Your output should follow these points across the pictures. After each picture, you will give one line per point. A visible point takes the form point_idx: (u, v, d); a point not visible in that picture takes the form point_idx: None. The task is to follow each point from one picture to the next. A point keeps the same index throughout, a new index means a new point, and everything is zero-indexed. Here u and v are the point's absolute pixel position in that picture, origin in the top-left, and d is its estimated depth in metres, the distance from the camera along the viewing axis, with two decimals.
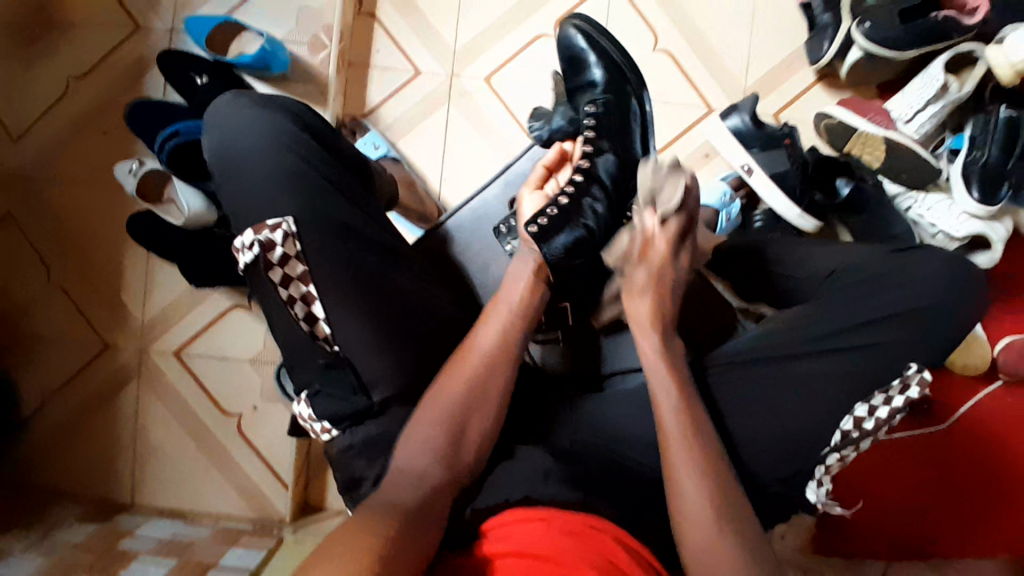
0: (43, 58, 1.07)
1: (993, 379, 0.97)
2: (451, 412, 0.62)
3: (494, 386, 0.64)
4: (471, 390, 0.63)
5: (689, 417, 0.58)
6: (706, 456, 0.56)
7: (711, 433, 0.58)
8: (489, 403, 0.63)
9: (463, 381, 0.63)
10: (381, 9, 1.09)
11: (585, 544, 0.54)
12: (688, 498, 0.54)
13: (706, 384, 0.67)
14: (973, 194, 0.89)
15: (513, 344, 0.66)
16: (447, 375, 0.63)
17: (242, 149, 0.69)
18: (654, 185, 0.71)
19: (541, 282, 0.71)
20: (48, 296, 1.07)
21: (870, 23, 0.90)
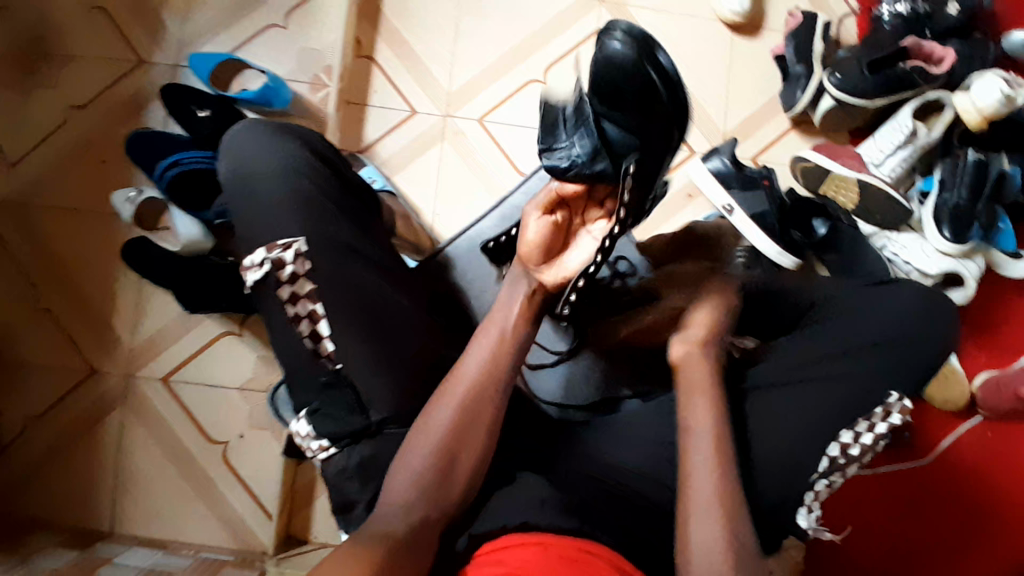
0: (43, 88, 1.10)
1: (973, 414, 1.00)
2: (441, 437, 0.61)
3: (484, 412, 0.63)
4: (462, 415, 0.62)
5: (719, 450, 0.61)
6: (726, 495, 0.59)
7: (736, 467, 0.61)
8: (478, 431, 0.62)
9: (452, 407, 0.62)
10: (379, 52, 1.13)
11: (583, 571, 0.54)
12: (700, 536, 0.57)
13: (744, 414, 0.67)
14: (944, 233, 0.95)
15: (502, 366, 0.65)
16: (439, 399, 0.63)
17: (259, 170, 0.77)
18: None
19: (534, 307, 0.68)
20: (35, 321, 1.07)
21: (840, 75, 0.98)
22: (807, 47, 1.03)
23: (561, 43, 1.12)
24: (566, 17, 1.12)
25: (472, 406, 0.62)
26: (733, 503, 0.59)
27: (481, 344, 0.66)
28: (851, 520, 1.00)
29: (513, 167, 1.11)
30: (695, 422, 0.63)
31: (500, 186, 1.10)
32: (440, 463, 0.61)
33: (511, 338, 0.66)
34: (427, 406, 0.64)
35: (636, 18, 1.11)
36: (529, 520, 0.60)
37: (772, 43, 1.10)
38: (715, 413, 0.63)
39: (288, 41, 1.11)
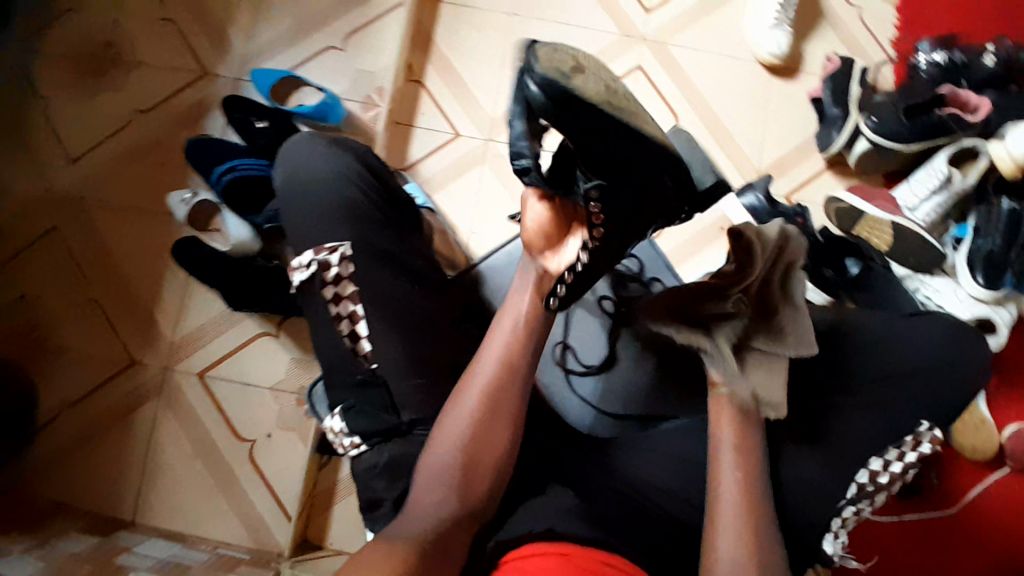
0: (112, 91, 1.17)
1: (1001, 466, 0.98)
2: (461, 429, 0.63)
3: (501, 408, 0.64)
4: (481, 410, 0.63)
5: (744, 469, 0.63)
6: (746, 520, 0.59)
7: (765, 488, 0.63)
8: (494, 427, 0.64)
9: (472, 399, 0.64)
10: (428, 77, 1.18)
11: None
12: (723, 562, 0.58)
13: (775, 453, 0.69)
14: (978, 279, 0.96)
15: (518, 362, 0.66)
16: (456, 394, 0.65)
17: (310, 179, 0.79)
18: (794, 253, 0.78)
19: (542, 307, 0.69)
20: (81, 309, 1.12)
21: (876, 118, 1.01)
22: (844, 89, 1.06)
23: None
24: (609, 51, 1.16)
25: (491, 401, 0.64)
26: (758, 516, 0.60)
27: (496, 336, 0.68)
28: (879, 549, 0.97)
29: None
30: (723, 435, 0.66)
31: None
32: (466, 461, 0.62)
33: (523, 331, 0.68)
34: (447, 401, 0.66)
35: (676, 56, 1.15)
36: (554, 525, 0.61)
37: (809, 87, 1.13)
38: (739, 427, 0.66)
39: (344, 61, 1.17)
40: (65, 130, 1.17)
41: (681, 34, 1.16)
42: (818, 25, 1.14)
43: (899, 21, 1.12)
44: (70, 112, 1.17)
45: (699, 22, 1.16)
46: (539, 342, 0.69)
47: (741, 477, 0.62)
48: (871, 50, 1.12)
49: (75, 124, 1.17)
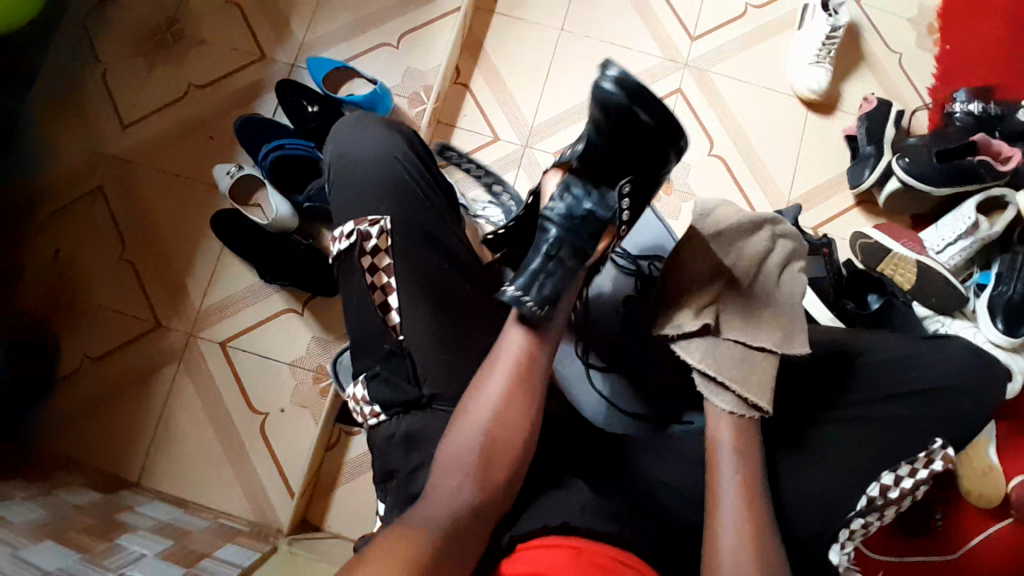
0: (172, 66, 1.21)
1: (1004, 516, 0.97)
2: (485, 419, 0.61)
3: (520, 407, 0.62)
4: (507, 401, 0.62)
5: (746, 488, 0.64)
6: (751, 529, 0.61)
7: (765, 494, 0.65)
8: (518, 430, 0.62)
9: (493, 401, 0.62)
10: (474, 81, 1.22)
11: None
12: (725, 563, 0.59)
13: None
14: (997, 324, 0.97)
15: (539, 358, 0.65)
16: (477, 389, 0.63)
17: (359, 160, 0.78)
18: (786, 254, 0.81)
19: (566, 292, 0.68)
20: (114, 268, 1.15)
21: (909, 159, 1.03)
22: (879, 129, 1.09)
23: None
24: (651, 74, 1.20)
25: (518, 386, 0.63)
26: (760, 519, 0.62)
27: (508, 347, 0.65)
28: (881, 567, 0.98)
29: None
30: (723, 438, 0.69)
31: None
32: (487, 445, 0.60)
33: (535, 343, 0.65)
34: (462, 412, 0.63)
35: (717, 85, 1.19)
36: (570, 520, 0.60)
37: (845, 124, 1.16)
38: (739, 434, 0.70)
39: (397, 58, 1.21)
40: (121, 97, 1.21)
41: (723, 64, 1.19)
42: (857, 67, 1.17)
43: (937, 71, 1.16)
44: (129, 81, 1.21)
45: (742, 54, 1.20)
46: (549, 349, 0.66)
47: (743, 482, 0.65)
48: (907, 95, 1.16)
49: (131, 92, 1.21)
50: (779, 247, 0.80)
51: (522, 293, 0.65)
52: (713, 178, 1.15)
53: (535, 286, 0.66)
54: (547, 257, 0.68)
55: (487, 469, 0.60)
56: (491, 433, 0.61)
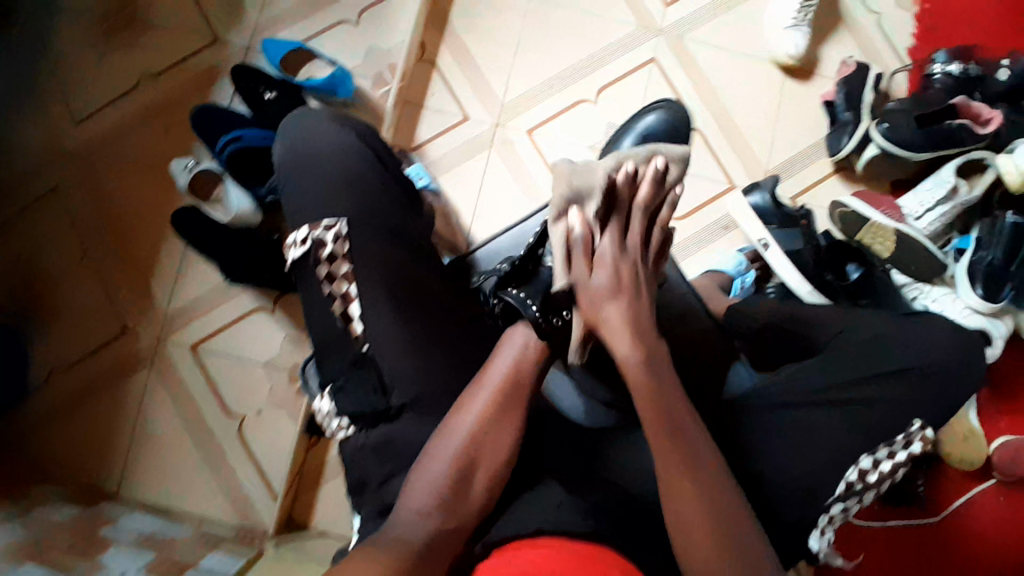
0: (121, 54, 1.15)
1: (987, 477, 0.99)
2: (470, 431, 0.63)
3: (510, 402, 0.65)
4: (492, 418, 0.64)
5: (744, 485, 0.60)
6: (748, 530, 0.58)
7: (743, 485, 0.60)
8: (507, 425, 0.65)
9: (485, 400, 0.65)
10: (441, 58, 1.17)
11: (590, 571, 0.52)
12: None
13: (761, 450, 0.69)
14: (977, 290, 0.97)
15: (525, 374, 0.67)
16: (466, 402, 0.65)
17: (309, 158, 0.75)
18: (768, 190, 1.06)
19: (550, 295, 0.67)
20: (77, 272, 1.10)
21: (887, 125, 1.01)
22: (858, 94, 1.06)
23: (619, 66, 1.16)
24: (625, 44, 1.16)
25: (503, 400, 0.65)
26: None
27: (510, 347, 0.69)
28: (865, 547, 1.00)
29: None
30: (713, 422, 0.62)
31: (543, 196, 1.13)
32: (465, 462, 0.61)
33: (535, 350, 0.69)
34: (457, 402, 0.66)
35: (692, 53, 1.15)
36: (544, 525, 0.58)
37: (823, 90, 1.13)
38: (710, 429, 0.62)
39: (358, 37, 1.15)
40: (69, 90, 1.14)
41: (698, 30, 1.16)
42: (836, 29, 1.14)
43: (917, 31, 1.13)
44: (75, 72, 1.14)
45: (718, 20, 1.16)
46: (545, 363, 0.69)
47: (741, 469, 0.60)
48: (886, 58, 1.13)
49: (80, 84, 1.14)
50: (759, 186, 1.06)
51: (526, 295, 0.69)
52: None
53: (540, 293, 0.70)
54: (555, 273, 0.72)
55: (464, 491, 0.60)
56: (473, 448, 0.62)
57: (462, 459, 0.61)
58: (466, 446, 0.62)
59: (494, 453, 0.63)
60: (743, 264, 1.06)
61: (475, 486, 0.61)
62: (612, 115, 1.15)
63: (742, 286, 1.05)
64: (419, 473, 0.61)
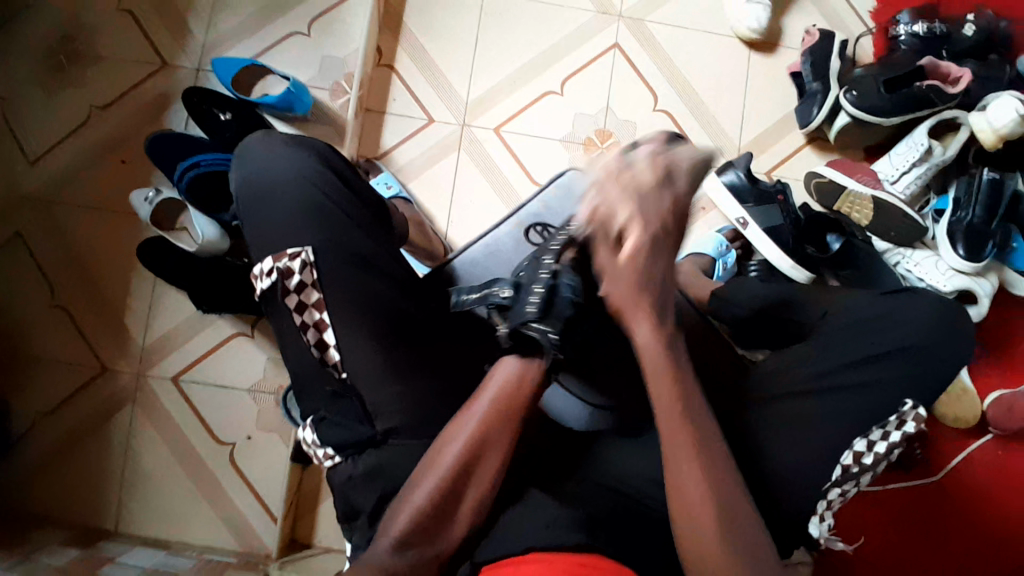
0: (69, 88, 1.11)
1: (984, 433, 0.99)
2: (448, 471, 0.59)
3: (507, 434, 0.61)
4: (476, 451, 0.60)
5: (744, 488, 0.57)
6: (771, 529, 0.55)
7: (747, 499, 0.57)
8: (501, 457, 0.61)
9: (468, 433, 0.61)
10: (400, 61, 1.14)
11: None
12: None
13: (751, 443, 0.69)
14: (958, 250, 0.95)
15: (518, 406, 0.63)
16: (446, 438, 0.61)
17: (268, 185, 0.73)
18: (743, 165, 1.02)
19: (529, 380, 0.64)
20: (47, 317, 1.07)
21: (856, 92, 0.99)
22: (825, 61, 1.05)
23: (582, 54, 1.13)
24: (587, 30, 1.14)
25: (491, 434, 0.61)
26: None
27: (502, 369, 0.65)
28: (867, 523, 0.98)
29: (531, 178, 1.12)
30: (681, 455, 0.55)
31: (517, 194, 1.11)
32: (444, 497, 0.58)
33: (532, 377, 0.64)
34: (444, 431, 0.62)
35: (655, 34, 1.13)
36: (534, 543, 0.56)
37: (790, 61, 1.12)
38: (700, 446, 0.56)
39: (311, 48, 1.12)
40: (20, 130, 1.11)
41: (659, 9, 1.14)
42: None
43: None
44: (24, 110, 1.11)
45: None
46: (542, 384, 0.65)
47: None
48: (850, 22, 1.12)
49: (32, 122, 1.11)
50: (737, 163, 1.02)
51: (552, 329, 0.63)
52: None
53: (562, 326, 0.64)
54: (574, 303, 0.65)
55: (444, 524, 0.58)
56: (452, 487, 0.59)
57: (449, 487, 0.59)
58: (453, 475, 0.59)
59: (482, 484, 0.60)
60: (723, 245, 1.03)
61: (456, 518, 0.59)
62: (579, 105, 1.13)
63: (724, 267, 1.02)
64: (403, 501, 0.59)
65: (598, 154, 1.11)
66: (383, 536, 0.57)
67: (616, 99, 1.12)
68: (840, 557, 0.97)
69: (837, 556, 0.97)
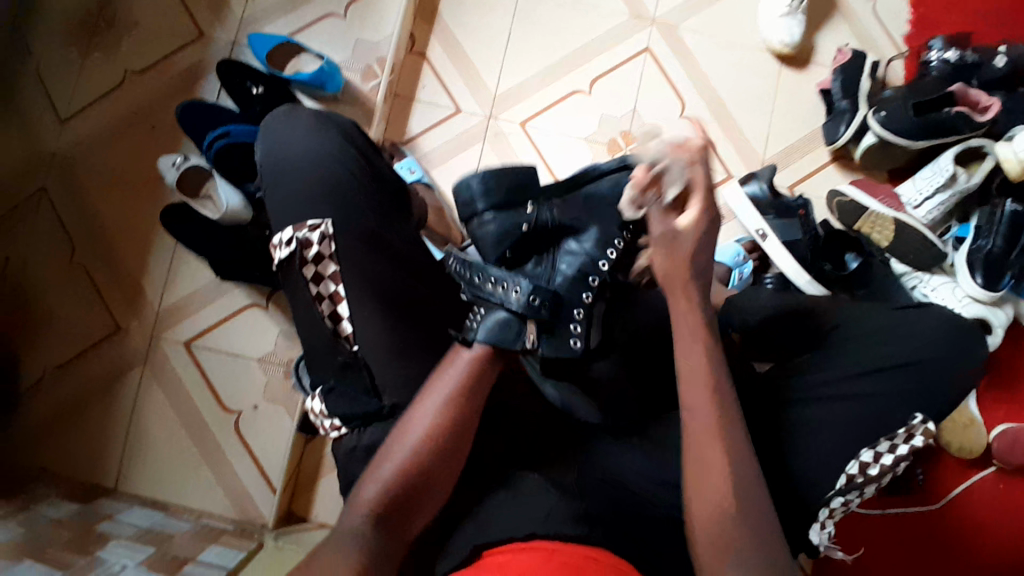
0: (105, 51, 1.13)
1: (987, 465, 0.98)
2: (413, 451, 0.58)
3: (464, 428, 0.60)
4: (440, 434, 0.59)
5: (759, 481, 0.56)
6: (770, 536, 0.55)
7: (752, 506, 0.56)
8: (459, 448, 0.60)
9: (432, 412, 0.60)
10: (432, 50, 1.15)
11: None
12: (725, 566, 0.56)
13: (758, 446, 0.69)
14: (977, 279, 0.95)
15: (478, 387, 0.61)
16: (409, 417, 0.60)
17: (292, 157, 0.74)
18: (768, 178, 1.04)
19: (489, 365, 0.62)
20: (65, 273, 1.09)
21: (885, 112, 1.00)
22: (854, 81, 1.05)
23: (614, 55, 1.14)
24: (619, 32, 1.14)
25: (455, 414, 0.60)
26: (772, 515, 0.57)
27: (458, 359, 0.62)
28: (864, 542, 0.99)
29: (552, 174, 1.12)
30: None
31: None
32: (410, 476, 0.58)
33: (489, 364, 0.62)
34: (410, 406, 0.61)
35: (687, 41, 1.14)
36: (537, 529, 0.56)
37: (819, 78, 1.12)
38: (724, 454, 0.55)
39: (346, 29, 1.14)
40: (54, 89, 1.13)
41: (692, 17, 1.14)
42: (830, 17, 1.13)
43: (911, 18, 1.12)
44: (60, 71, 1.13)
45: (710, 8, 1.14)
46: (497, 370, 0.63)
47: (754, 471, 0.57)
48: (882, 44, 1.12)
49: (66, 83, 1.13)
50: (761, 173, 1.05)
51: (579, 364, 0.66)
52: None
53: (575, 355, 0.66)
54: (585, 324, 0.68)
55: (413, 503, 0.58)
56: (416, 466, 0.58)
57: (406, 479, 0.58)
58: (407, 471, 0.58)
59: (448, 465, 0.60)
60: (740, 256, 1.06)
61: (424, 498, 0.58)
62: (606, 107, 1.13)
63: (739, 277, 1.05)
64: (370, 476, 0.59)
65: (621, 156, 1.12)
66: (352, 513, 0.56)
67: (643, 102, 1.13)
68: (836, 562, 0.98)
69: (833, 562, 0.99)
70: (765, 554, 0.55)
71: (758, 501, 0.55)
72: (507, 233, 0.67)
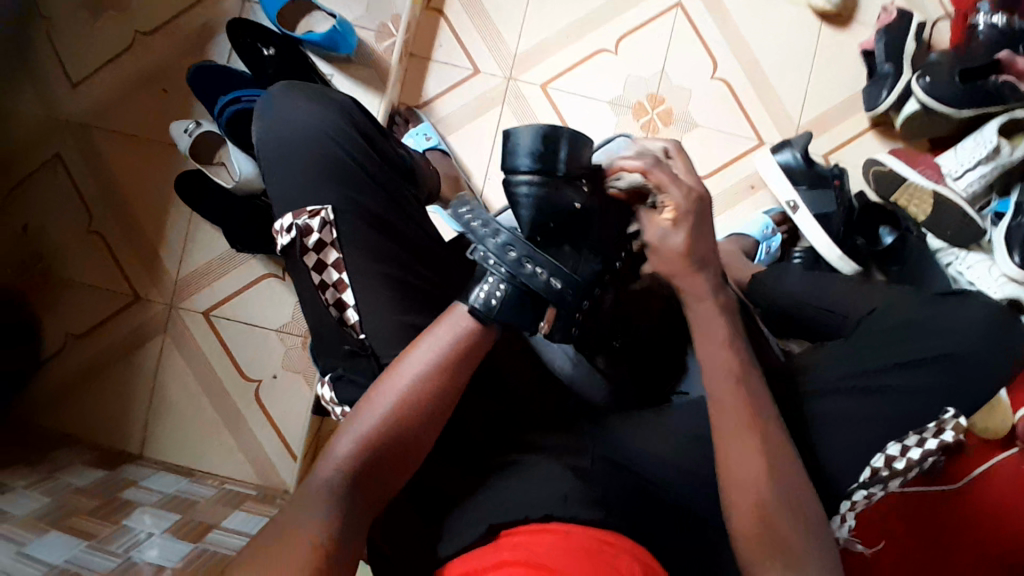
0: (113, 11, 1.09)
1: (1010, 445, 0.93)
2: (377, 425, 0.55)
3: (442, 401, 0.57)
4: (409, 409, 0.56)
5: (784, 478, 0.54)
6: (793, 535, 0.53)
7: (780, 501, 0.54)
8: (429, 426, 0.57)
9: (401, 387, 0.56)
10: (449, 6, 1.09)
11: (596, 561, 0.48)
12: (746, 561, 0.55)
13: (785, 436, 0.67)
14: (1014, 258, 0.89)
15: (455, 363, 0.58)
16: (377, 389, 0.57)
17: (298, 135, 0.71)
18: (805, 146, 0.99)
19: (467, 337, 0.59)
20: (82, 242, 1.09)
21: (930, 78, 0.93)
22: (900, 42, 0.98)
23: (640, 12, 1.07)
24: None
25: (427, 391, 0.57)
26: (808, 512, 0.54)
27: (441, 331, 0.59)
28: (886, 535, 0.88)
29: None
30: None
31: None
32: (372, 451, 0.54)
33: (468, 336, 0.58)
34: (379, 379, 0.58)
35: None
36: (553, 511, 0.54)
37: (862, 38, 1.04)
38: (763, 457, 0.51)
39: None
40: (62, 52, 1.10)
41: None
42: None
43: None
44: (66, 33, 1.09)
45: None
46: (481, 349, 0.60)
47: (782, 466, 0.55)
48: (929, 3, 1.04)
49: (74, 45, 1.10)
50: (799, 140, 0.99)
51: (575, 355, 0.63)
52: (714, 106, 1.06)
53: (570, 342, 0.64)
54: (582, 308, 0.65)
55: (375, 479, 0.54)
56: (380, 442, 0.55)
57: (367, 454, 0.54)
58: (378, 439, 0.55)
59: (417, 443, 0.57)
60: (769, 229, 1.00)
61: (388, 476, 0.55)
62: (632, 67, 1.07)
63: (768, 251, 0.99)
64: (329, 447, 0.55)
65: (647, 121, 1.07)
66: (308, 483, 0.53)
67: (671, 63, 1.07)
68: (859, 558, 0.87)
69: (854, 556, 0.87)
70: (788, 551, 0.53)
71: (784, 500, 0.54)
72: (553, 209, 0.60)
